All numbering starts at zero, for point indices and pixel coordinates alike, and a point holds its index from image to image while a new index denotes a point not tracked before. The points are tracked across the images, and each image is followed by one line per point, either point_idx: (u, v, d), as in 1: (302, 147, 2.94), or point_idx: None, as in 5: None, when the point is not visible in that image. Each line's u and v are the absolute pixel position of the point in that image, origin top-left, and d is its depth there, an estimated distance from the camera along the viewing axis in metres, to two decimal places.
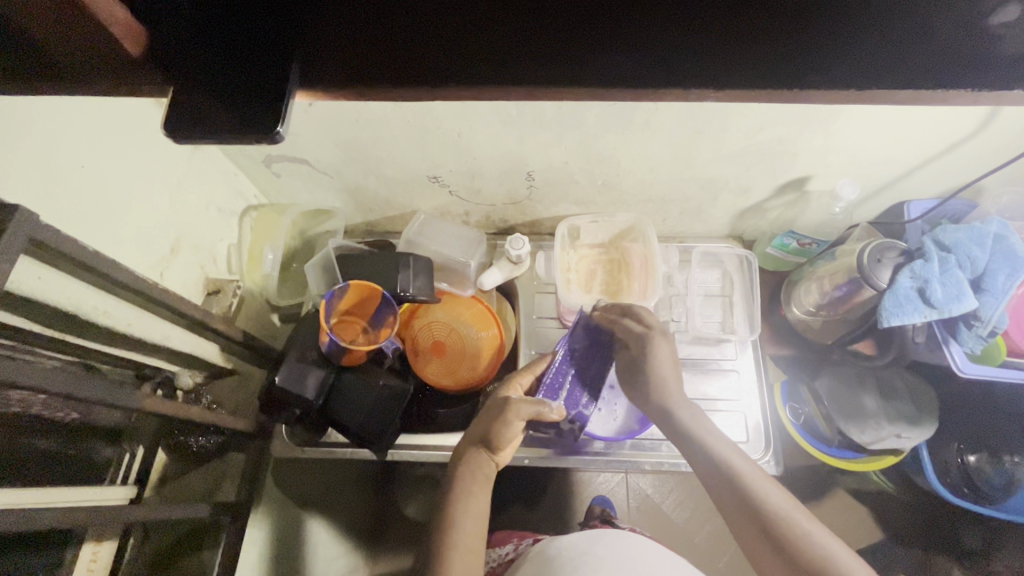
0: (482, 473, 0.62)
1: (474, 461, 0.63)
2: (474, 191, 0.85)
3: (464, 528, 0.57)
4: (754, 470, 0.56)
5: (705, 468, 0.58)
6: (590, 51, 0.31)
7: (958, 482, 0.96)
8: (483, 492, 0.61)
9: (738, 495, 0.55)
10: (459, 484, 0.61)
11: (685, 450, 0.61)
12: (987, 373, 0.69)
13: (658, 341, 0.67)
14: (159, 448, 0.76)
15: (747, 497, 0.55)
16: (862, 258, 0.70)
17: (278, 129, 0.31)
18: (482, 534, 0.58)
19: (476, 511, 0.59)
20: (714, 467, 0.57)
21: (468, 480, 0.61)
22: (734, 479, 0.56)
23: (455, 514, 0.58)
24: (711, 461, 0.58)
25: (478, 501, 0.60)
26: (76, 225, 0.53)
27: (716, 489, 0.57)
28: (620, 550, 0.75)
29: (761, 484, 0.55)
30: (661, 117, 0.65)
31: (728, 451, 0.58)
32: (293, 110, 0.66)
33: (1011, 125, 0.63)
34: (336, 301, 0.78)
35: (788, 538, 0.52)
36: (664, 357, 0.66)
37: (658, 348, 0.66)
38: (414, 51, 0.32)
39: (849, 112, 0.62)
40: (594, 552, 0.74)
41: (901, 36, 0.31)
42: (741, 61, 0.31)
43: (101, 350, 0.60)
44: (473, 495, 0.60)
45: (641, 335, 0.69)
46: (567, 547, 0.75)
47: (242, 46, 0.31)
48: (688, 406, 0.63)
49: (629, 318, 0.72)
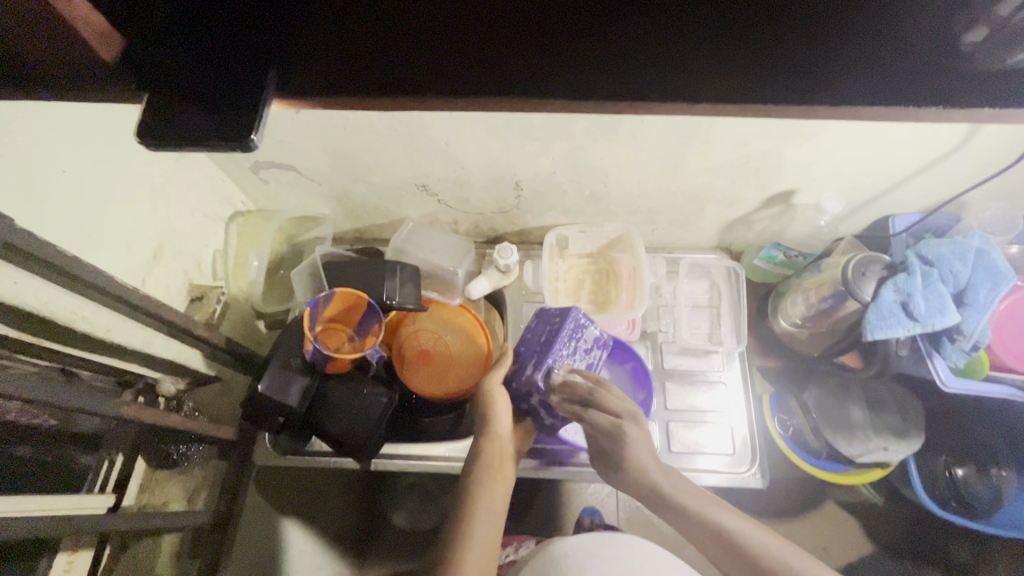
0: (496, 465, 0.63)
1: (486, 455, 0.64)
2: (462, 200, 0.85)
3: (481, 524, 0.58)
4: (744, 524, 0.57)
5: (691, 532, 0.58)
6: (561, 67, 0.32)
7: (947, 496, 0.96)
8: (500, 485, 0.62)
9: (727, 548, 0.56)
10: (477, 477, 0.61)
11: (670, 518, 0.60)
12: (972, 388, 0.68)
13: (634, 427, 0.62)
14: (139, 457, 0.73)
15: (742, 548, 0.55)
16: (847, 271, 0.70)
17: (252, 139, 0.31)
18: (497, 533, 0.58)
19: (493, 507, 0.60)
20: (700, 529, 0.57)
21: (484, 476, 0.62)
22: (723, 535, 0.56)
23: (472, 510, 0.59)
24: (697, 527, 0.57)
25: (495, 495, 0.60)
26: (56, 229, 0.52)
27: (703, 544, 0.57)
28: (625, 553, 0.75)
29: (748, 530, 0.56)
30: (647, 130, 0.66)
31: (711, 510, 0.58)
32: (281, 118, 0.66)
33: (993, 141, 0.64)
34: (321, 308, 0.78)
35: None
36: (642, 440, 0.62)
37: (634, 438, 0.61)
38: (391, 62, 0.32)
39: (831, 127, 0.63)
40: (601, 554, 0.74)
41: (872, 53, 0.31)
42: (710, 76, 0.31)
43: (79, 356, 0.59)
44: (492, 486, 0.61)
45: (613, 428, 0.62)
46: (577, 547, 0.76)
47: (217, 56, 0.32)
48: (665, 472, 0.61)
49: (592, 408, 0.64)
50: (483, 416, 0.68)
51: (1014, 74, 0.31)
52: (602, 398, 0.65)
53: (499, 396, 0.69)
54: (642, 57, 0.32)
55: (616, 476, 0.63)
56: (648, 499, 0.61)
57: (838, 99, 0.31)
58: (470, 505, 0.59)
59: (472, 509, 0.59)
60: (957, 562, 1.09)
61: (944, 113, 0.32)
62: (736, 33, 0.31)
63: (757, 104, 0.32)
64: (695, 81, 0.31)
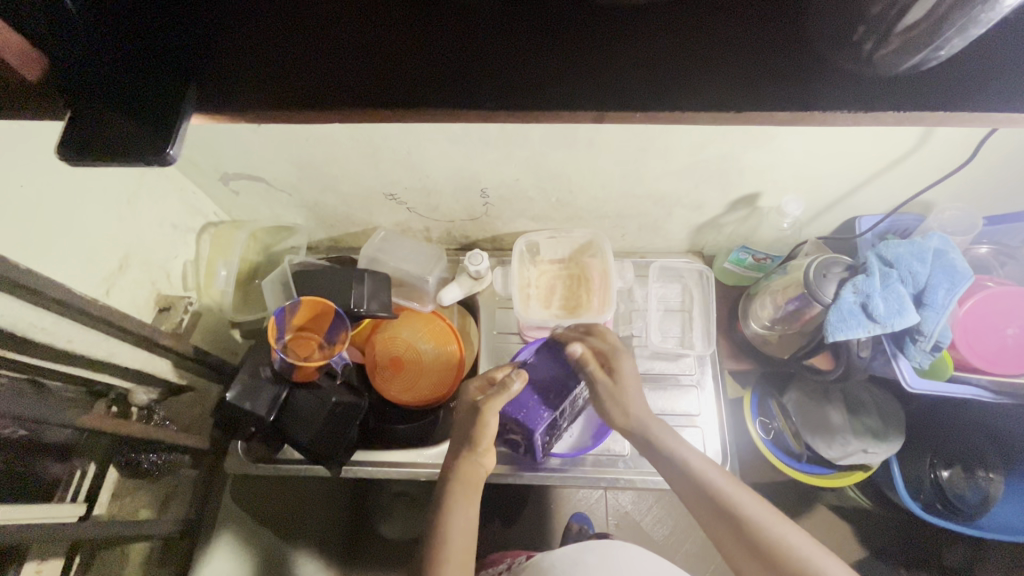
0: (471, 487, 0.64)
1: (462, 478, 0.65)
2: (431, 208, 0.86)
3: (456, 545, 0.60)
4: (719, 474, 0.60)
5: (686, 494, 0.61)
6: (465, 79, 0.32)
7: (932, 499, 0.93)
8: (471, 506, 0.63)
9: (706, 499, 0.59)
10: (448, 501, 0.63)
11: (663, 470, 0.63)
12: (935, 388, 0.70)
13: (624, 356, 0.71)
14: (111, 466, 0.72)
15: (718, 504, 0.59)
16: (808, 273, 0.72)
17: (169, 151, 0.31)
18: (473, 547, 0.61)
19: (465, 527, 0.61)
20: (692, 484, 0.60)
21: (455, 494, 0.63)
22: (699, 480, 0.60)
23: (447, 523, 0.61)
24: (689, 487, 0.61)
25: (466, 518, 0.62)
26: (14, 241, 0.53)
27: (691, 503, 0.61)
28: (613, 559, 0.75)
29: (733, 491, 0.59)
30: (604, 137, 0.66)
31: (699, 465, 0.61)
32: (242, 130, 0.67)
33: (946, 143, 0.64)
34: (288, 318, 0.79)
35: (774, 548, 0.55)
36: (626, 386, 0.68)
37: (627, 362, 0.70)
38: (304, 84, 0.33)
39: (782, 131, 0.63)
40: (585, 560, 0.74)
41: (770, 63, 0.32)
42: (617, 86, 0.32)
43: (49, 366, 0.59)
44: (463, 508, 0.62)
45: (613, 351, 0.71)
46: (560, 557, 0.76)
47: (135, 74, 0.33)
48: (655, 419, 0.66)
49: (594, 337, 0.74)
50: (470, 431, 0.67)
51: (920, 76, 0.31)
52: (604, 333, 0.75)
53: (488, 417, 0.67)
54: (554, 80, 0.32)
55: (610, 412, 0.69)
56: (637, 439, 0.66)
57: (752, 106, 0.31)
58: (442, 526, 0.61)
59: (447, 528, 0.61)
60: (950, 567, 1.07)
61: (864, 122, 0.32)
62: (645, 58, 0.32)
63: (674, 114, 0.32)
64: (615, 95, 0.32)
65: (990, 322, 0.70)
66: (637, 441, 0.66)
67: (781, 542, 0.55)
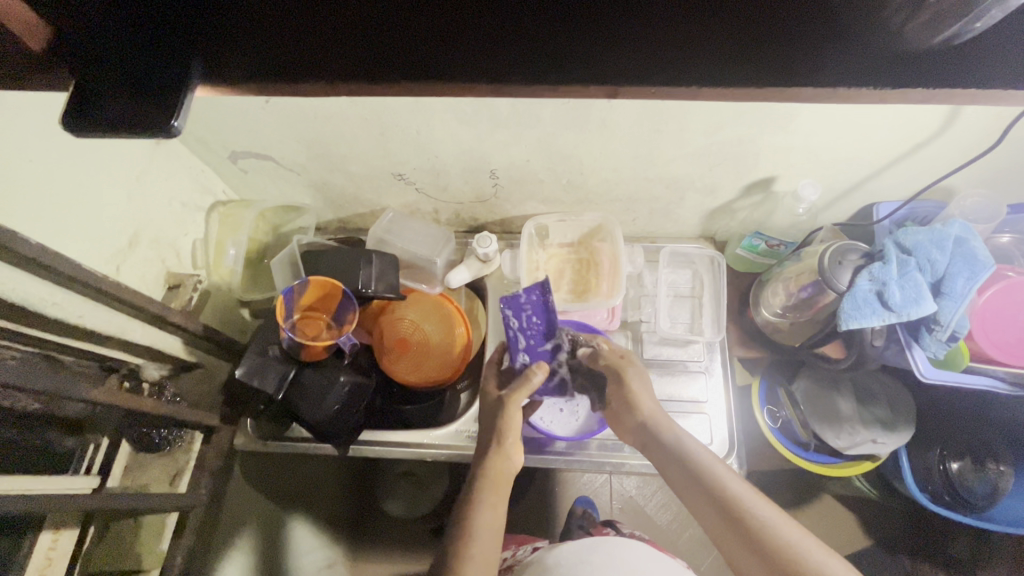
0: (497, 483, 0.63)
1: (486, 475, 0.64)
2: (440, 188, 0.85)
3: (480, 540, 0.58)
4: (732, 479, 0.60)
5: (694, 496, 0.61)
6: (471, 48, 0.31)
7: (940, 490, 0.91)
8: (495, 504, 0.62)
9: (714, 502, 0.59)
10: (474, 497, 0.62)
11: (670, 471, 0.64)
12: (948, 378, 0.69)
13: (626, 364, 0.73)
14: (123, 440, 0.74)
15: (728, 507, 0.58)
16: (822, 262, 0.71)
17: (173, 123, 0.31)
18: (499, 544, 0.59)
19: (488, 528, 0.59)
20: (699, 486, 0.60)
21: (484, 491, 0.62)
22: (708, 483, 0.60)
23: (473, 519, 0.60)
24: (699, 489, 0.60)
25: (489, 516, 0.60)
26: (25, 217, 0.54)
27: (702, 514, 0.60)
28: (618, 557, 0.75)
29: (749, 498, 0.58)
30: (617, 116, 0.65)
31: (712, 468, 0.61)
32: (251, 106, 0.66)
33: (973, 125, 0.62)
34: (297, 298, 0.79)
35: (782, 553, 0.54)
36: (637, 384, 0.70)
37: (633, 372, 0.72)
38: (309, 53, 0.32)
39: (801, 112, 0.61)
40: (589, 560, 0.74)
41: (796, 31, 0.30)
42: (627, 56, 0.31)
43: (60, 341, 0.60)
44: (488, 504, 0.61)
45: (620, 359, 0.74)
46: (566, 554, 0.75)
47: (131, 39, 0.32)
48: (670, 428, 0.66)
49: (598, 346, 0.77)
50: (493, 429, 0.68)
51: (951, 50, 0.29)
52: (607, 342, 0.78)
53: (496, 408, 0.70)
54: (562, 50, 0.31)
55: (623, 419, 0.71)
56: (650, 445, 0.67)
57: (767, 78, 0.30)
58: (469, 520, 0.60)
59: (470, 523, 0.60)
60: (956, 560, 1.07)
61: (885, 99, 0.31)
62: (661, 26, 0.31)
63: (690, 87, 0.31)
64: (627, 70, 0.31)
65: (1007, 313, 0.68)
66: (649, 448, 0.67)
67: (791, 546, 0.54)
